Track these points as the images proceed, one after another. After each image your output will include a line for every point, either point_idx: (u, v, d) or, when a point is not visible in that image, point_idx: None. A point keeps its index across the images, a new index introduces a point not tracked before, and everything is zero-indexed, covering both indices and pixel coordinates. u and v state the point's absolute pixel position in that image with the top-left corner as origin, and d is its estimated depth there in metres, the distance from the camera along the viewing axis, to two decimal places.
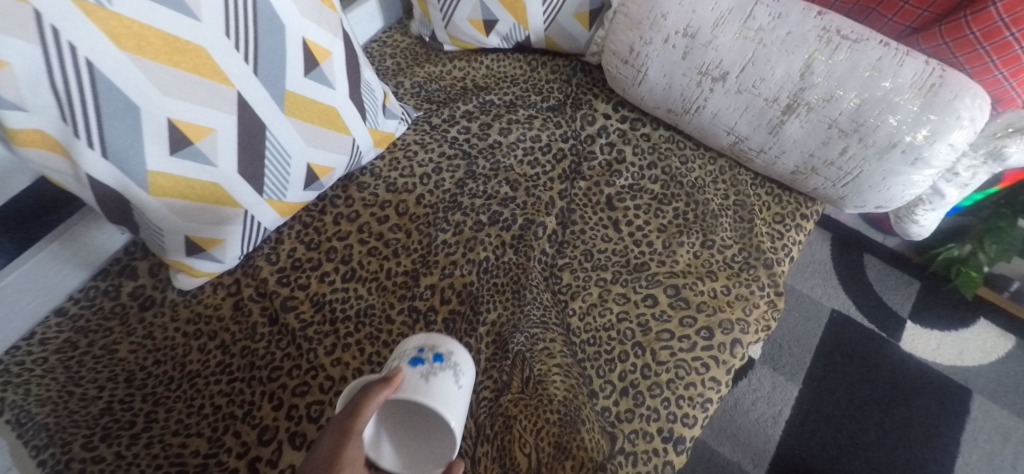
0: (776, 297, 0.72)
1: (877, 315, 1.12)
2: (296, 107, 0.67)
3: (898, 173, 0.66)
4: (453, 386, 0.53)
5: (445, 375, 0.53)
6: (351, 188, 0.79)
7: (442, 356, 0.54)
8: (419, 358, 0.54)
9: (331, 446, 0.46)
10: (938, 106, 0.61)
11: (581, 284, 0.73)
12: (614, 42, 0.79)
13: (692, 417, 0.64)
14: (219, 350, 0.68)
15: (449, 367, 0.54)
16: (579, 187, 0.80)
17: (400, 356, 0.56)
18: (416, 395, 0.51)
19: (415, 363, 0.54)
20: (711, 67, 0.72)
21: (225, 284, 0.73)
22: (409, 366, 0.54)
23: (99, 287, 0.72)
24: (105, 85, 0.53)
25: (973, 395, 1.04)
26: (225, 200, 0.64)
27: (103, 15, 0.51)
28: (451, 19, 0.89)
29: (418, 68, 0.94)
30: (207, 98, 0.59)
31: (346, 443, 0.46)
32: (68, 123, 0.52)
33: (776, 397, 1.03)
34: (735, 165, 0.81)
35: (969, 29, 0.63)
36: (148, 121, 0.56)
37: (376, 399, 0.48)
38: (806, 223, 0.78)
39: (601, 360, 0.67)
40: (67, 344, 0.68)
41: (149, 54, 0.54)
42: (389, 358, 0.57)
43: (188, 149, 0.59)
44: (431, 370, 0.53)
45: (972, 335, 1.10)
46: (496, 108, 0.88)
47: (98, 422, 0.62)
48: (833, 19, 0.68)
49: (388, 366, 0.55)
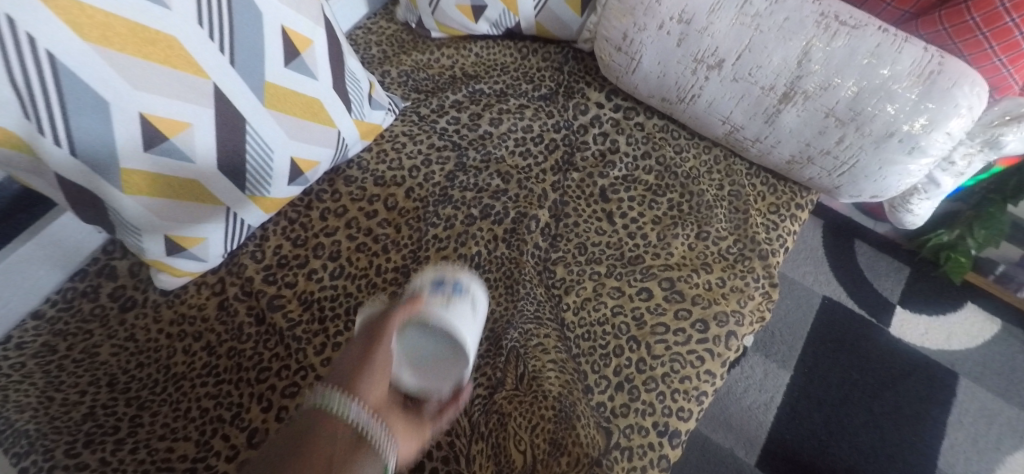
0: (772, 288, 0.71)
1: (868, 301, 1.12)
2: (276, 98, 0.64)
3: (894, 162, 0.65)
4: (472, 316, 0.52)
5: (464, 304, 0.52)
6: (338, 181, 0.77)
7: (463, 287, 0.53)
8: (440, 286, 0.53)
9: (362, 352, 0.50)
10: (937, 94, 0.60)
11: (575, 279, 0.72)
12: (607, 28, 0.77)
13: (687, 411, 0.63)
14: (204, 351, 0.66)
15: (469, 297, 0.53)
16: (572, 179, 0.79)
17: (418, 285, 0.54)
18: (437, 318, 0.50)
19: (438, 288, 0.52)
20: (706, 54, 0.70)
21: (209, 283, 0.71)
22: (429, 293, 0.52)
23: (77, 288, 0.70)
24: (70, 79, 0.50)
25: (961, 378, 1.04)
26: (204, 196, 0.63)
27: (64, 4, 0.48)
28: (439, 4, 0.86)
29: (405, 56, 0.91)
30: (182, 91, 0.57)
31: (375, 348, 0.49)
32: (31, 120, 0.50)
33: (768, 384, 1.03)
34: (729, 155, 0.80)
35: (969, 15, 0.62)
36: (119, 116, 0.53)
37: (398, 315, 0.50)
38: (801, 213, 0.77)
39: (596, 355, 0.66)
40: (45, 348, 0.66)
41: (116, 45, 0.51)
42: (406, 288, 0.55)
43: (163, 144, 0.57)
44: (451, 297, 0.52)
45: (959, 319, 1.11)
46: (486, 97, 0.85)
47: (81, 428, 0.61)
48: (831, 4, 0.66)
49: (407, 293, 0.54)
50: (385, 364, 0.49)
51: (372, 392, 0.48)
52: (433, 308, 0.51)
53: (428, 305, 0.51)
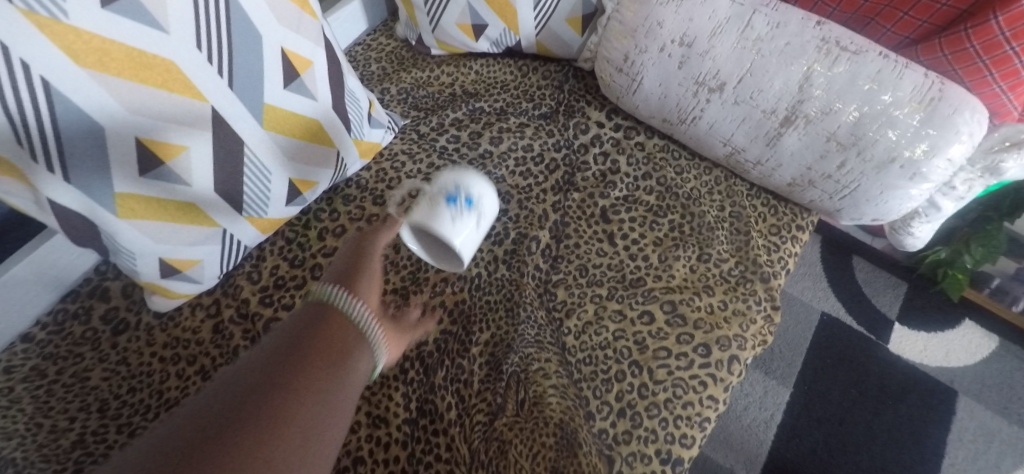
0: (773, 311, 0.71)
1: (868, 318, 1.11)
2: (275, 120, 0.63)
3: (895, 187, 0.65)
4: (474, 231, 0.63)
5: (470, 219, 0.62)
6: (336, 201, 0.77)
7: (472, 203, 0.62)
8: (453, 198, 0.62)
9: (353, 261, 0.60)
10: (938, 121, 0.60)
11: (576, 302, 0.71)
12: (608, 50, 0.77)
13: (690, 437, 0.62)
14: (198, 376, 0.65)
15: (475, 213, 0.63)
16: (573, 199, 0.78)
17: (436, 186, 0.63)
18: (441, 232, 0.61)
19: (448, 203, 0.62)
20: (708, 77, 0.70)
21: (203, 305, 0.70)
22: (442, 202, 0.62)
23: (69, 310, 0.69)
24: (64, 105, 0.49)
25: (959, 396, 1.03)
26: (201, 219, 0.62)
27: (59, 30, 0.47)
28: (439, 23, 0.86)
29: (404, 73, 0.91)
30: (179, 115, 0.56)
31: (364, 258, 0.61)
32: (25, 146, 0.49)
33: (767, 402, 1.02)
34: (730, 176, 0.80)
35: (969, 42, 0.62)
36: (114, 141, 0.53)
37: (383, 236, 0.64)
38: (802, 234, 0.77)
39: (597, 380, 0.66)
40: (34, 372, 0.64)
41: (112, 69, 0.51)
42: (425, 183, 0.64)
43: (158, 169, 0.56)
44: (460, 214, 0.61)
45: (957, 336, 1.09)
46: (486, 116, 0.85)
47: (69, 456, 0.59)
48: (833, 29, 0.66)
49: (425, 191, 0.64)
50: (375, 276, 0.60)
51: (371, 296, 0.57)
52: (441, 220, 0.61)
53: (437, 215, 0.61)
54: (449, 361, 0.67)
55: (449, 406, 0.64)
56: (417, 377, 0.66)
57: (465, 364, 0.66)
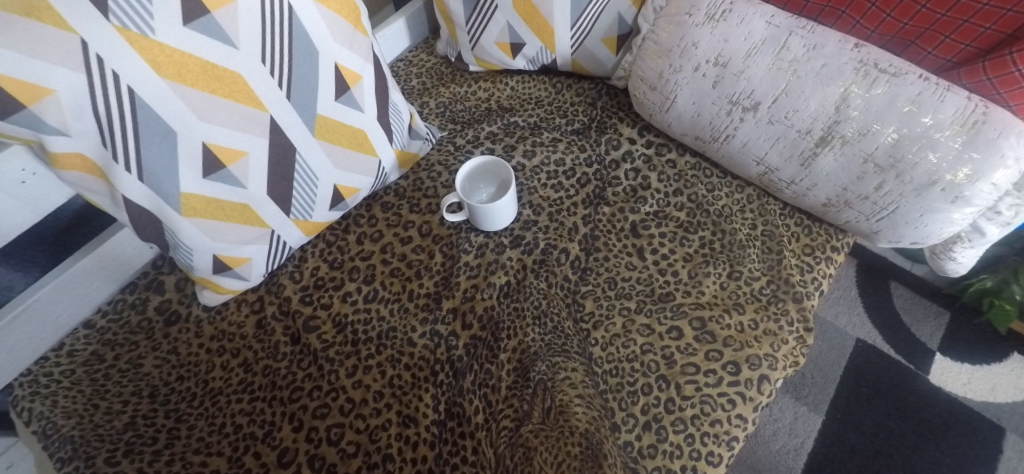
0: (806, 333, 0.70)
1: (907, 346, 1.06)
2: (326, 129, 0.68)
3: (936, 210, 0.64)
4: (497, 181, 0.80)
5: (498, 182, 0.80)
6: (375, 207, 0.80)
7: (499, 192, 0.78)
8: (499, 190, 0.79)
9: None
10: (980, 144, 0.59)
11: (604, 314, 0.72)
12: (643, 69, 0.79)
13: (717, 456, 0.62)
14: (241, 368, 0.70)
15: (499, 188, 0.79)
16: (603, 212, 0.80)
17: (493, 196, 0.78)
18: (489, 170, 0.80)
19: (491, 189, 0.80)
20: (742, 96, 0.71)
21: (248, 301, 0.74)
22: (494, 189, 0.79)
23: (127, 300, 0.74)
24: (145, 110, 0.55)
25: (1007, 433, 0.97)
26: (252, 220, 0.67)
27: (147, 44, 0.53)
28: (478, 41, 0.89)
29: (443, 88, 0.95)
30: (240, 123, 0.61)
31: None
32: (107, 148, 0.55)
33: (799, 429, 1.00)
34: (763, 194, 0.79)
35: (1014, 66, 0.60)
36: (184, 145, 0.58)
37: None
38: (837, 255, 0.75)
39: (623, 392, 0.67)
40: (94, 357, 0.70)
41: (189, 81, 0.56)
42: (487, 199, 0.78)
43: (220, 172, 0.62)
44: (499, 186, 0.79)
45: (1005, 370, 1.03)
46: (520, 130, 0.88)
47: (122, 437, 0.64)
48: (871, 52, 0.66)
49: (494, 194, 0.79)
50: None
51: None
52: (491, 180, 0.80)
53: (490, 180, 0.80)
54: (477, 366, 0.68)
55: (476, 410, 0.66)
56: (446, 380, 0.68)
57: (493, 370, 0.68)
